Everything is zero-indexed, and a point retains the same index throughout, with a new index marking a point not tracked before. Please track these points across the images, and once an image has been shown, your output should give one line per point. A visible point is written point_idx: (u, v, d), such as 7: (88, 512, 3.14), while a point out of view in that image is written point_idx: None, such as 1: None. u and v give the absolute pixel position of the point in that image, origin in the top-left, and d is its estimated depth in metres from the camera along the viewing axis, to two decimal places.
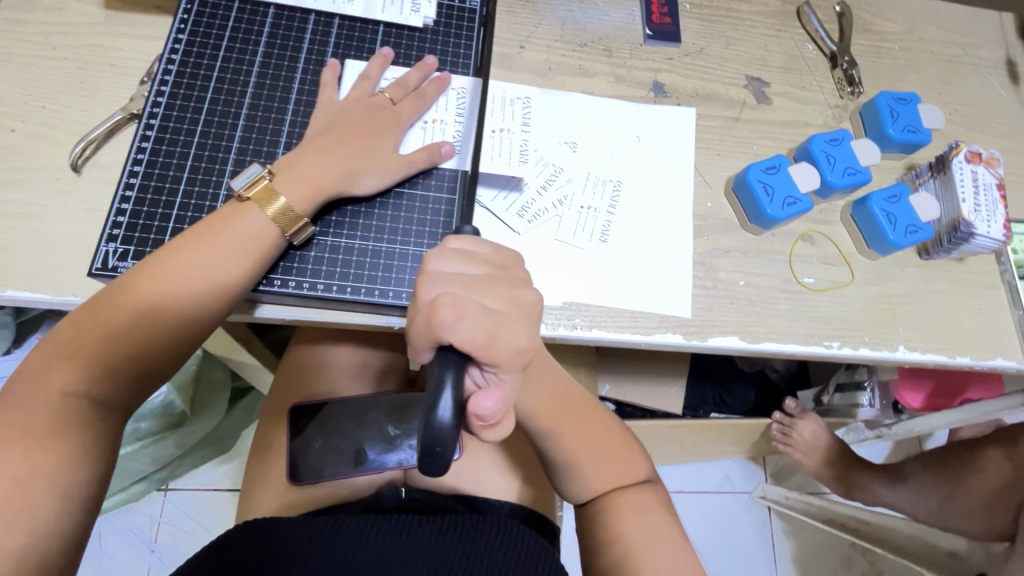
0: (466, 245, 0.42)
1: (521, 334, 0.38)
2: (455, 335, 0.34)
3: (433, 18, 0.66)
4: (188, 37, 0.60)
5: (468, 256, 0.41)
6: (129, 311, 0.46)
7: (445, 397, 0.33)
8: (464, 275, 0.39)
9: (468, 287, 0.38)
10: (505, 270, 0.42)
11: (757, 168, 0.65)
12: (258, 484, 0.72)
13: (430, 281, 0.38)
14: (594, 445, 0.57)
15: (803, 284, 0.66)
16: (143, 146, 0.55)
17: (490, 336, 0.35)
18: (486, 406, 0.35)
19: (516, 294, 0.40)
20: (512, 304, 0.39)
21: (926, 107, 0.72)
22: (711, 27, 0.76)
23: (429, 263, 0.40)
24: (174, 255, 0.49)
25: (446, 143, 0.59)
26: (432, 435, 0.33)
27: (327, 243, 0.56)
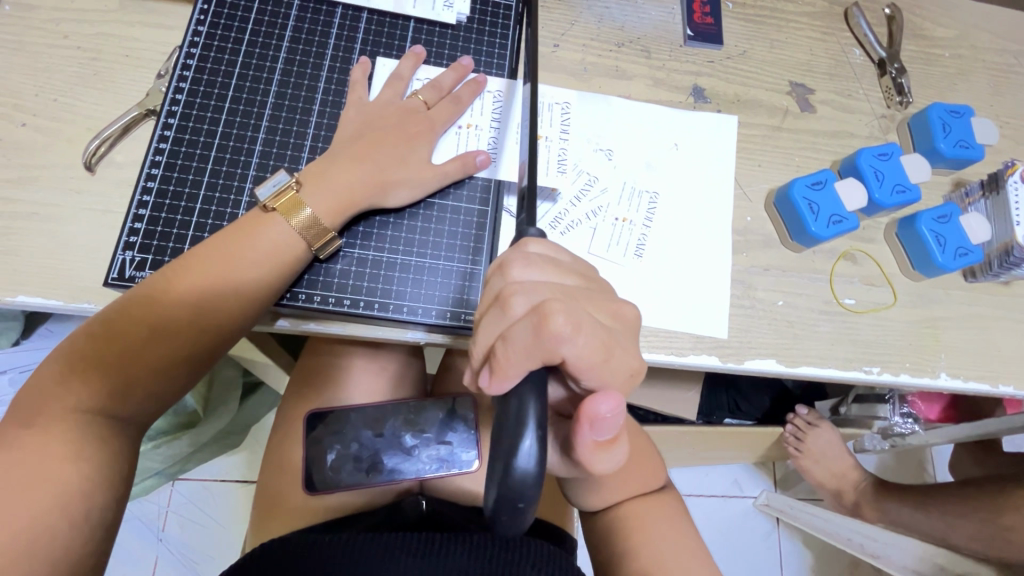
0: (548, 249, 0.40)
1: (628, 354, 0.38)
2: (567, 351, 0.34)
3: (466, 13, 0.62)
4: (208, 29, 0.56)
5: (553, 263, 0.39)
6: (150, 324, 0.44)
7: (527, 440, 0.30)
8: (554, 283, 0.38)
9: (566, 295, 0.37)
10: (586, 280, 0.40)
11: (802, 183, 0.62)
12: (274, 491, 0.71)
13: (518, 290, 0.36)
14: (617, 456, 0.53)
15: (844, 306, 0.63)
16: (162, 147, 0.52)
17: (597, 353, 0.35)
18: (605, 410, 0.33)
19: (616, 306, 0.39)
20: (613, 316, 0.38)
21: (979, 122, 0.69)
22: (754, 28, 0.72)
23: (512, 269, 0.38)
24: (195, 264, 0.46)
25: (481, 153, 0.56)
26: (517, 483, 0.29)
27: (354, 255, 0.53)
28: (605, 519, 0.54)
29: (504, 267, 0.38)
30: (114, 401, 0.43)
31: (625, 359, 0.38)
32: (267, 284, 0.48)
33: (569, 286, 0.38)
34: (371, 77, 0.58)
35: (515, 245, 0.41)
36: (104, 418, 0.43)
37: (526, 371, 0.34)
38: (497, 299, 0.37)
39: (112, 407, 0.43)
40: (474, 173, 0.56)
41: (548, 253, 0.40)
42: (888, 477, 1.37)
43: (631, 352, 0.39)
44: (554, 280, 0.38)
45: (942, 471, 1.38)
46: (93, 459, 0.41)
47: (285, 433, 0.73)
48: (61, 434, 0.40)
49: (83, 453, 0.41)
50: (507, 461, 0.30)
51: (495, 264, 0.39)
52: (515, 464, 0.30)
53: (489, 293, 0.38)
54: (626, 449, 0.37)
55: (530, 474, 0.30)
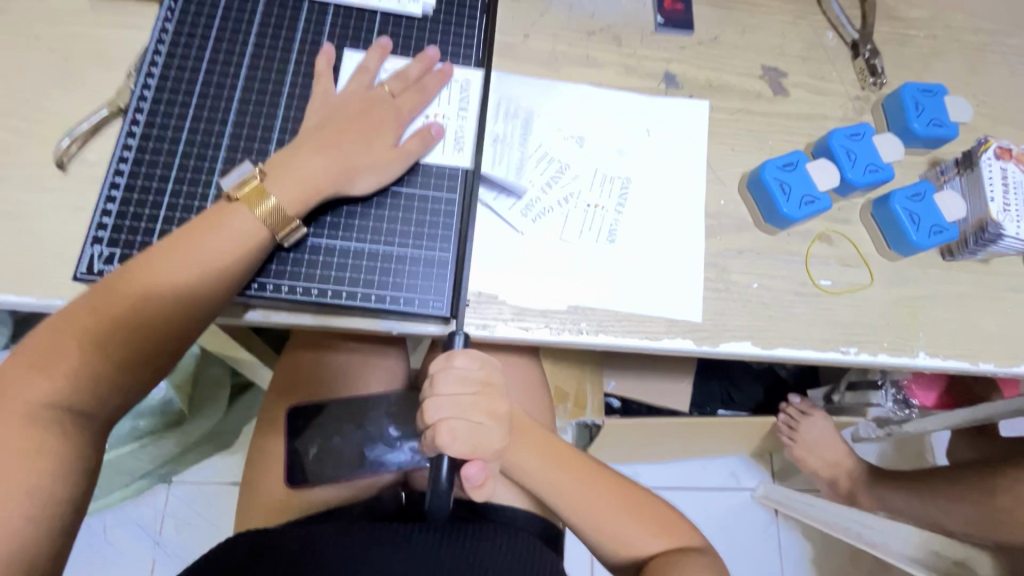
0: (465, 358, 0.51)
1: (496, 437, 0.53)
2: (452, 452, 0.50)
3: (432, 5, 0.63)
4: (175, 26, 0.57)
5: (463, 377, 0.51)
6: (120, 317, 0.45)
7: (442, 468, 0.49)
8: (461, 392, 0.51)
9: (462, 408, 0.51)
10: (489, 376, 0.53)
11: (774, 165, 0.62)
12: (256, 487, 0.71)
13: (431, 405, 0.51)
14: (591, 489, 0.57)
15: (820, 287, 0.63)
16: (129, 143, 0.53)
17: (469, 449, 0.51)
18: (472, 472, 0.50)
19: (495, 406, 0.53)
20: (492, 417, 0.52)
21: (952, 99, 0.68)
22: (726, 14, 0.72)
23: (435, 383, 0.51)
24: (157, 255, 0.47)
25: (434, 123, 0.57)
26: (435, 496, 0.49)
27: (321, 245, 0.54)
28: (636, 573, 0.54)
29: (432, 378, 0.51)
30: (82, 393, 0.43)
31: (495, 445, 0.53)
32: (229, 274, 0.48)
33: (468, 396, 0.51)
34: (336, 66, 0.58)
35: (443, 355, 0.52)
36: (72, 409, 0.43)
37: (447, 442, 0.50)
38: (421, 404, 0.52)
39: (80, 398, 0.43)
40: (422, 159, 0.57)
41: (465, 365, 0.51)
42: (886, 465, 1.36)
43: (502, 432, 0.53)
44: (462, 392, 0.51)
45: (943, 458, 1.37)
46: (61, 448, 0.42)
47: (267, 428, 0.73)
48: (28, 424, 0.41)
49: (44, 446, 0.41)
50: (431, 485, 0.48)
51: (427, 374, 0.52)
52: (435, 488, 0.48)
53: (420, 399, 0.52)
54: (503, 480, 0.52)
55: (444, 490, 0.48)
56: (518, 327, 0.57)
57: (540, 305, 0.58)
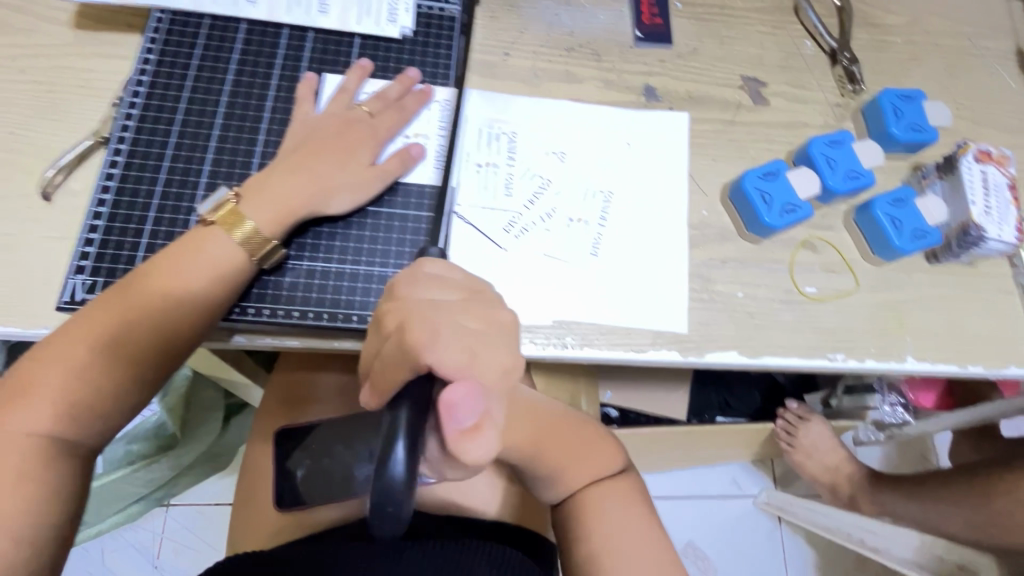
0: (441, 268, 0.42)
1: (501, 353, 0.37)
2: (432, 355, 0.34)
3: (411, 27, 0.63)
4: (157, 57, 0.58)
5: (441, 281, 0.40)
6: (110, 341, 0.45)
7: (398, 445, 0.30)
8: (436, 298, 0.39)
9: (440, 309, 0.38)
10: (479, 290, 0.41)
11: (753, 174, 0.63)
12: (248, 509, 0.71)
13: (404, 282, 0.40)
14: (564, 447, 0.54)
15: (805, 294, 0.63)
16: (112, 172, 0.54)
17: (464, 354, 0.35)
18: (457, 393, 0.31)
19: (492, 313, 0.39)
20: (487, 321, 0.38)
21: (930, 104, 0.69)
22: (704, 26, 0.73)
23: (400, 290, 0.40)
24: (138, 285, 0.47)
25: (415, 144, 0.58)
26: (381, 490, 0.29)
27: (303, 267, 0.54)
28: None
29: (393, 290, 0.41)
30: (65, 420, 0.44)
31: (502, 357, 0.37)
32: (210, 301, 0.49)
33: (445, 300, 0.39)
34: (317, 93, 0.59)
35: (413, 265, 0.42)
36: (55, 436, 0.43)
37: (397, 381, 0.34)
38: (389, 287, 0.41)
39: (63, 425, 0.44)
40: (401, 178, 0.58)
41: (441, 271, 0.41)
42: (889, 469, 1.35)
43: (506, 352, 0.38)
44: (441, 296, 0.39)
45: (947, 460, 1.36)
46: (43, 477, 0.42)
47: (258, 450, 0.73)
48: (10, 454, 0.41)
49: (27, 472, 0.41)
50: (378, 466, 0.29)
51: (389, 288, 0.42)
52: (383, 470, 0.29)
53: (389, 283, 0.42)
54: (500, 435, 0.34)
55: (397, 468, 0.29)
56: None
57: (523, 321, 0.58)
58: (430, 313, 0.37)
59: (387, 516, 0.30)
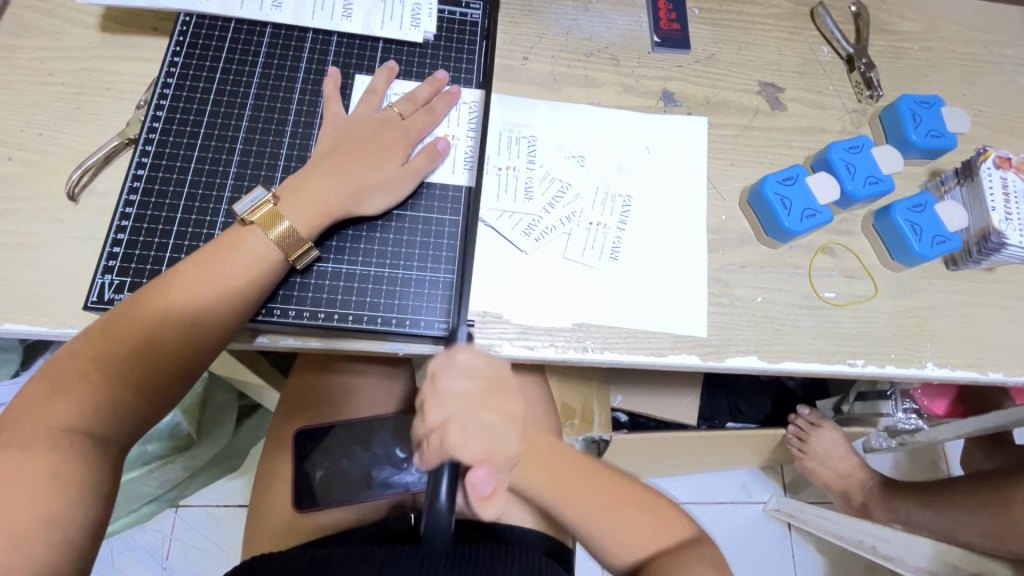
0: (473, 357, 0.46)
1: (510, 439, 0.46)
2: (464, 453, 0.43)
3: (434, 31, 0.64)
4: (184, 60, 0.58)
5: (470, 371, 0.46)
6: (147, 341, 0.46)
7: (443, 488, 0.43)
8: (464, 391, 0.45)
9: (467, 408, 0.44)
10: (503, 376, 0.48)
11: (774, 179, 0.62)
12: (264, 510, 0.71)
13: (443, 369, 0.45)
14: (611, 498, 0.54)
15: (824, 299, 0.63)
16: (139, 174, 0.54)
17: (485, 452, 0.44)
18: (476, 477, 0.42)
19: (506, 406, 0.47)
20: (501, 417, 0.46)
21: (949, 111, 0.69)
22: (721, 32, 0.74)
23: (438, 378, 0.45)
24: (172, 281, 0.47)
25: (441, 139, 0.58)
26: (434, 518, 0.43)
27: (327, 269, 0.54)
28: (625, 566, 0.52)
29: (433, 374, 0.46)
30: (94, 419, 0.44)
31: (508, 447, 0.46)
32: (241, 298, 0.49)
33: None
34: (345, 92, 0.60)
35: (447, 350, 0.47)
36: (84, 435, 0.43)
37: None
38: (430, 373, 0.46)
39: (92, 424, 0.44)
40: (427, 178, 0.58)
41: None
42: (900, 476, 1.34)
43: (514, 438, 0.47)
44: (468, 387, 0.45)
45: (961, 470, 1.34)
46: (74, 475, 0.42)
47: (274, 452, 0.73)
48: (41, 453, 0.41)
49: (62, 472, 0.41)
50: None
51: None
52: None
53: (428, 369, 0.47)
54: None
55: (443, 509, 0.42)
56: (524, 345, 0.57)
57: (543, 324, 0.58)
58: (466, 418, 0.44)
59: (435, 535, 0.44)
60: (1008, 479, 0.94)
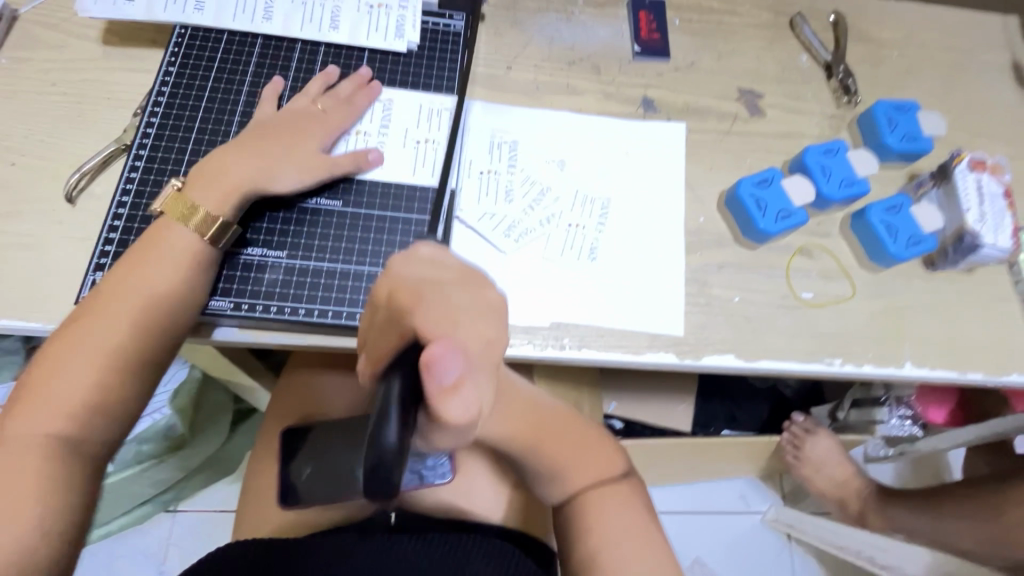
0: (434, 251, 0.39)
1: (486, 329, 0.35)
2: (415, 326, 0.32)
3: (418, 42, 0.66)
4: (178, 69, 0.61)
5: (432, 263, 0.38)
6: (131, 328, 0.49)
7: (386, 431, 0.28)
8: (428, 277, 0.36)
9: (428, 286, 0.35)
10: (473, 269, 0.39)
11: (749, 182, 0.64)
12: (251, 507, 0.72)
13: (399, 258, 0.38)
14: (560, 444, 0.55)
15: (801, 299, 0.64)
16: (132, 177, 0.57)
17: (444, 320, 0.32)
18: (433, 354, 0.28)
19: (482, 291, 0.37)
20: (481, 303, 0.36)
21: (925, 115, 0.70)
22: (701, 41, 0.76)
23: (393, 268, 0.37)
24: (145, 283, 0.50)
25: (431, 155, 0.61)
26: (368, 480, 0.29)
27: (310, 267, 0.57)
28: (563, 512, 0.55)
29: (389, 267, 0.38)
30: None
31: (484, 329, 0.35)
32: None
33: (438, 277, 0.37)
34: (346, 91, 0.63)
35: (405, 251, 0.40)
36: None
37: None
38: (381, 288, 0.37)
39: None
40: (421, 182, 0.61)
41: (434, 252, 0.39)
42: (900, 486, 1.32)
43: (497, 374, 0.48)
44: (432, 274, 0.37)
45: (963, 477, 1.32)
46: None
47: (263, 450, 0.74)
48: None
49: None
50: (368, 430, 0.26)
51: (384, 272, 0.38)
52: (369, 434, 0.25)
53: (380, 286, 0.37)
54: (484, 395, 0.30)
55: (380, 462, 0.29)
56: None
57: (521, 322, 0.59)
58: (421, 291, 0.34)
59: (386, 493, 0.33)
60: (1003, 486, 0.92)
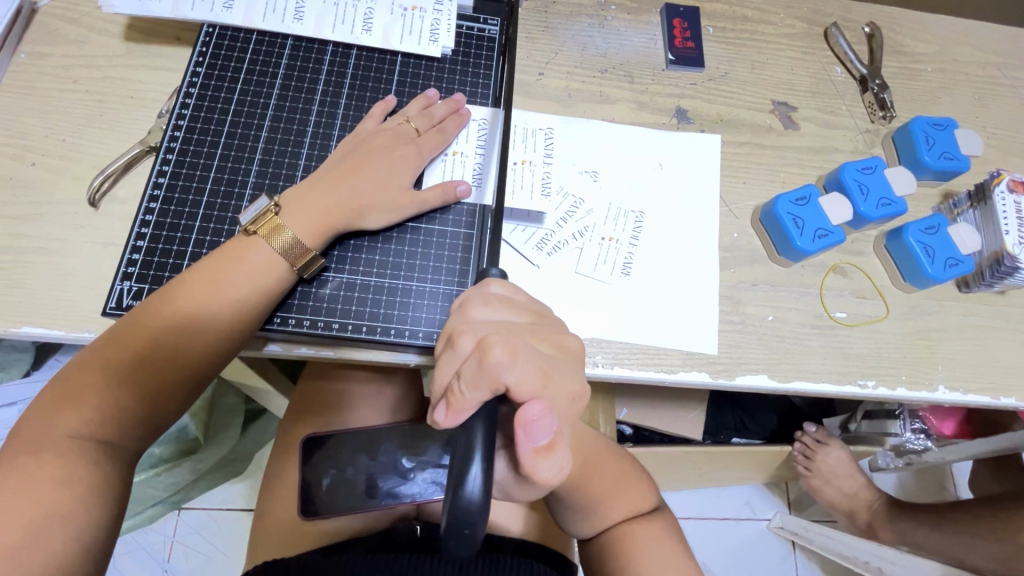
0: (506, 289, 0.42)
1: (568, 379, 0.39)
2: (510, 377, 0.34)
3: (451, 47, 0.65)
4: (206, 71, 0.59)
5: (508, 302, 0.41)
6: (150, 347, 0.46)
7: (472, 469, 0.30)
8: (505, 320, 0.40)
9: (510, 331, 0.38)
10: (544, 314, 0.42)
11: (786, 200, 0.63)
12: (268, 517, 0.71)
13: (476, 302, 0.40)
14: (602, 477, 0.54)
15: (835, 319, 0.63)
16: (160, 182, 0.55)
17: (537, 377, 0.36)
18: (533, 412, 0.33)
19: (556, 338, 0.40)
20: (555, 348, 0.40)
21: (963, 134, 0.69)
22: (735, 51, 0.74)
23: (470, 309, 0.40)
24: (139, 332, 0.46)
25: (462, 181, 0.58)
26: (461, 512, 0.30)
27: (342, 280, 0.55)
28: (598, 544, 0.55)
29: (463, 307, 0.40)
30: (107, 425, 0.44)
31: (570, 385, 0.39)
32: (217, 296, 0.48)
33: (516, 322, 0.40)
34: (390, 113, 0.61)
35: (478, 285, 0.43)
36: (98, 442, 0.44)
37: (480, 402, 0.34)
38: (448, 339, 0.38)
39: (104, 431, 0.44)
40: (461, 199, 0.59)
41: (506, 293, 0.42)
42: (907, 497, 1.33)
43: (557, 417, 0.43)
44: (510, 317, 0.40)
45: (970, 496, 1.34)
46: (86, 482, 0.42)
47: (281, 459, 0.73)
48: (54, 460, 0.42)
49: (73, 476, 0.42)
50: (455, 485, 0.30)
51: (456, 305, 0.41)
52: (462, 490, 0.29)
53: (446, 331, 0.40)
54: (569, 456, 0.36)
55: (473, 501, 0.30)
56: None
57: None
58: (510, 338, 0.36)
59: (463, 538, 0.31)
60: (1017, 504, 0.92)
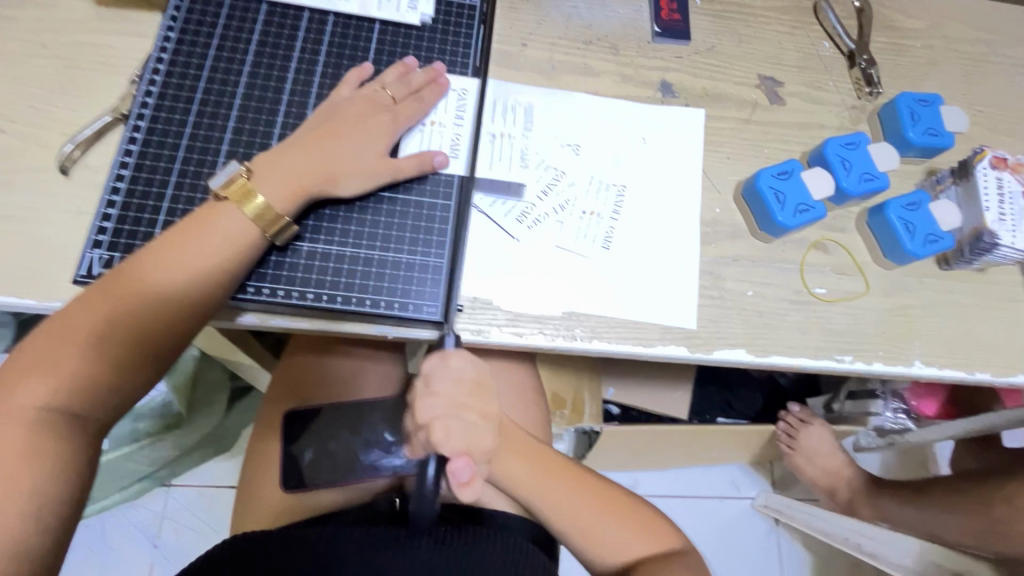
0: (461, 362, 0.51)
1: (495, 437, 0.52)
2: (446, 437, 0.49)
3: (431, 15, 0.64)
4: (177, 36, 0.58)
5: (460, 375, 0.51)
6: (121, 315, 0.46)
7: (430, 467, 0.49)
8: (453, 395, 0.50)
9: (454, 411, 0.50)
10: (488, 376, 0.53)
11: (768, 174, 0.62)
12: (250, 491, 0.71)
13: (433, 373, 0.50)
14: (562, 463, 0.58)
15: (813, 294, 0.63)
16: (131, 149, 0.54)
17: None
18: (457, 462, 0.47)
19: (492, 405, 0.52)
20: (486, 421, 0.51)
21: (949, 109, 0.69)
22: (722, 24, 0.73)
23: (428, 379, 0.50)
24: (114, 300, 0.46)
25: (439, 152, 0.57)
26: (421, 497, 0.49)
27: (317, 250, 0.55)
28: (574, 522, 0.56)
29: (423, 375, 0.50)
30: (76, 396, 0.44)
31: None
32: (189, 264, 0.48)
33: (460, 397, 0.50)
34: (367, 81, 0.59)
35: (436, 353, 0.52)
36: (67, 412, 0.44)
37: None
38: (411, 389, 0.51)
39: (74, 401, 0.44)
40: (438, 170, 0.58)
41: (460, 367, 0.51)
42: (888, 475, 1.35)
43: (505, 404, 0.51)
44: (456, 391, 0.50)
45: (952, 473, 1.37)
46: (56, 452, 0.42)
47: (261, 434, 0.73)
48: (22, 429, 0.41)
49: (42, 447, 0.42)
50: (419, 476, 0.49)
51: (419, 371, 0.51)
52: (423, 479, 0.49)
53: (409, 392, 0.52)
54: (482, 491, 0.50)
55: (430, 486, 0.49)
56: (512, 332, 0.57)
57: (533, 311, 0.58)
58: (452, 411, 0.50)
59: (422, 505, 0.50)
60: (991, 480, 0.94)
